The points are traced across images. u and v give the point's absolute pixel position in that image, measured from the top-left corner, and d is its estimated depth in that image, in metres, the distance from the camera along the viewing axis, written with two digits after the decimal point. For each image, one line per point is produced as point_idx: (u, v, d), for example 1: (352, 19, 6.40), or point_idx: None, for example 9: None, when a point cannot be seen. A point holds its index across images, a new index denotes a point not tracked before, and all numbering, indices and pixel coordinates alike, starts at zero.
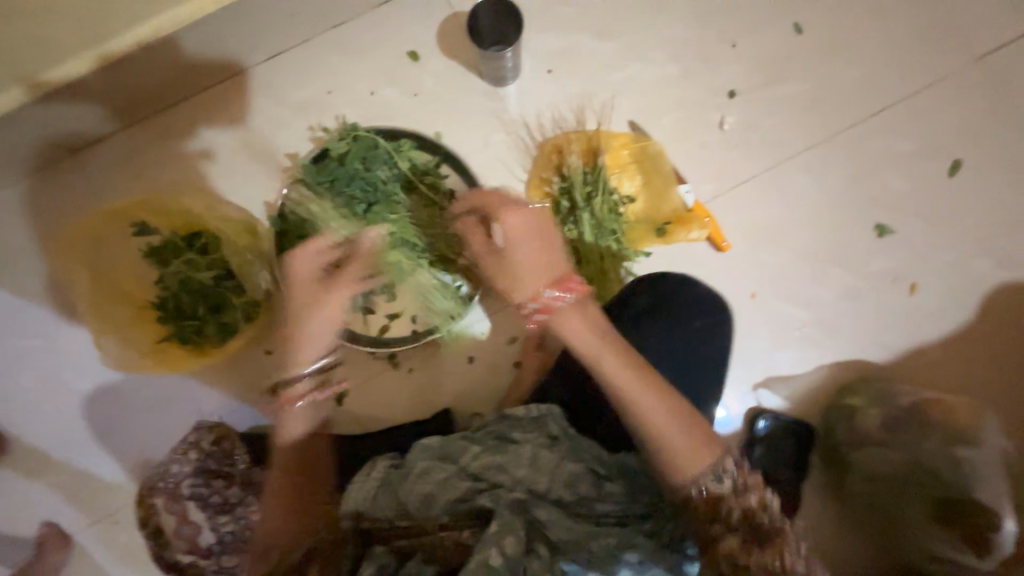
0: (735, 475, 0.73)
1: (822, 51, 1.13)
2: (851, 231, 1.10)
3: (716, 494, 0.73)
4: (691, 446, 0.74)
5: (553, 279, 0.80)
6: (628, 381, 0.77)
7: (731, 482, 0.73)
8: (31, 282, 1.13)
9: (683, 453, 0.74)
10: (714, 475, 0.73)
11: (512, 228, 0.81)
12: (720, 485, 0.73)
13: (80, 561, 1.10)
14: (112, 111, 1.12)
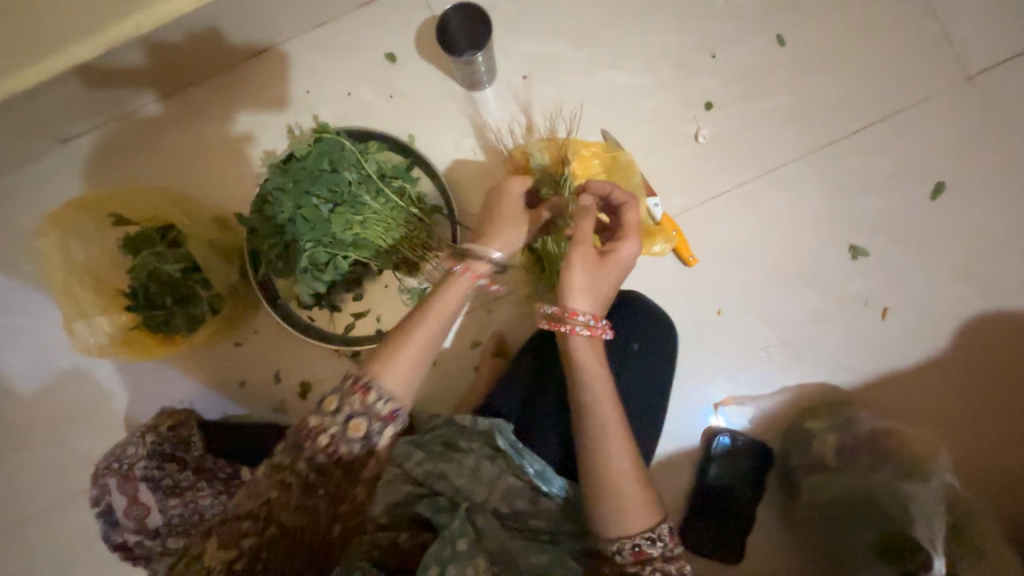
0: (668, 544, 0.73)
1: (803, 65, 1.10)
2: (823, 251, 1.08)
3: (647, 554, 0.72)
4: (642, 501, 0.73)
5: (603, 310, 0.84)
6: (614, 421, 0.76)
7: (663, 548, 0.73)
8: (25, 266, 1.19)
9: (634, 507, 0.73)
10: (651, 539, 0.72)
11: (631, 256, 0.85)
12: (653, 546, 0.72)
13: (59, 531, 1.17)
14: (98, 105, 1.15)
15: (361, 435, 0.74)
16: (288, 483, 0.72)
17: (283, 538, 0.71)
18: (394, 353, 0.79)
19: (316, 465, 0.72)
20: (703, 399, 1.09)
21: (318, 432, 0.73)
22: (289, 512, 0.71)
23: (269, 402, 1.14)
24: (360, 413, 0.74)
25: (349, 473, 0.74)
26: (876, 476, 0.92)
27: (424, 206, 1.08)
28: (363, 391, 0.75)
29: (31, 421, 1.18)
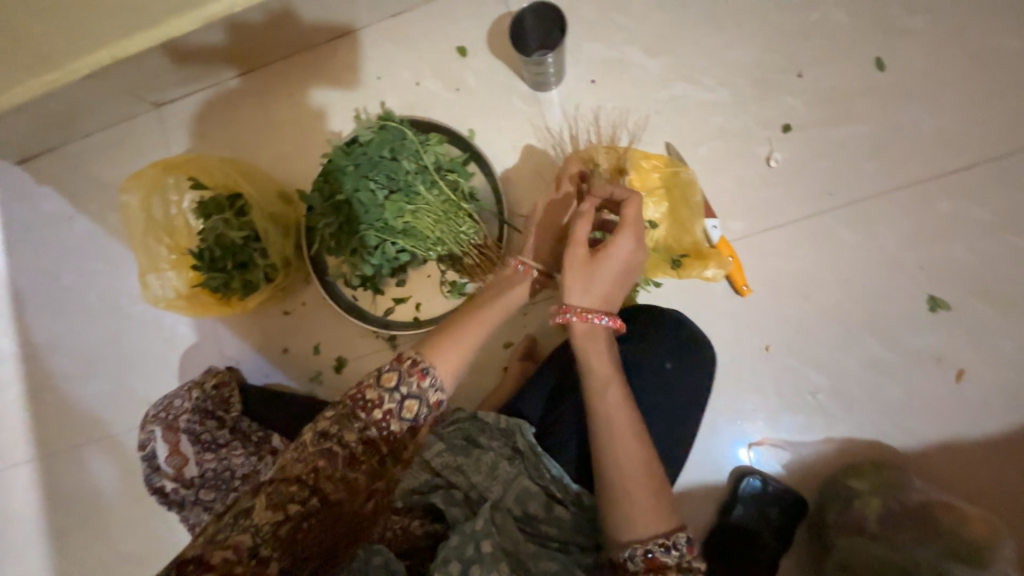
0: (684, 553, 0.69)
1: (903, 93, 1.00)
2: (894, 298, 0.99)
3: (662, 563, 0.68)
4: (654, 505, 0.71)
5: (604, 306, 0.82)
6: (622, 412, 0.75)
7: (678, 558, 0.68)
8: (115, 217, 1.32)
9: (646, 513, 0.71)
10: (666, 546, 0.69)
11: (628, 254, 0.82)
12: (668, 554, 0.68)
13: (114, 458, 1.29)
14: (190, 75, 1.24)
15: (409, 421, 0.76)
16: (338, 453, 0.71)
17: (326, 507, 0.68)
18: (452, 336, 0.84)
19: (368, 437, 0.73)
20: (736, 436, 1.03)
21: (373, 406, 0.75)
22: (334, 478, 0.69)
23: (307, 371, 1.20)
24: (412, 399, 0.77)
25: (391, 454, 0.75)
26: (917, 551, 0.84)
27: (475, 202, 1.08)
28: (421, 377, 0.78)
29: (102, 356, 1.30)
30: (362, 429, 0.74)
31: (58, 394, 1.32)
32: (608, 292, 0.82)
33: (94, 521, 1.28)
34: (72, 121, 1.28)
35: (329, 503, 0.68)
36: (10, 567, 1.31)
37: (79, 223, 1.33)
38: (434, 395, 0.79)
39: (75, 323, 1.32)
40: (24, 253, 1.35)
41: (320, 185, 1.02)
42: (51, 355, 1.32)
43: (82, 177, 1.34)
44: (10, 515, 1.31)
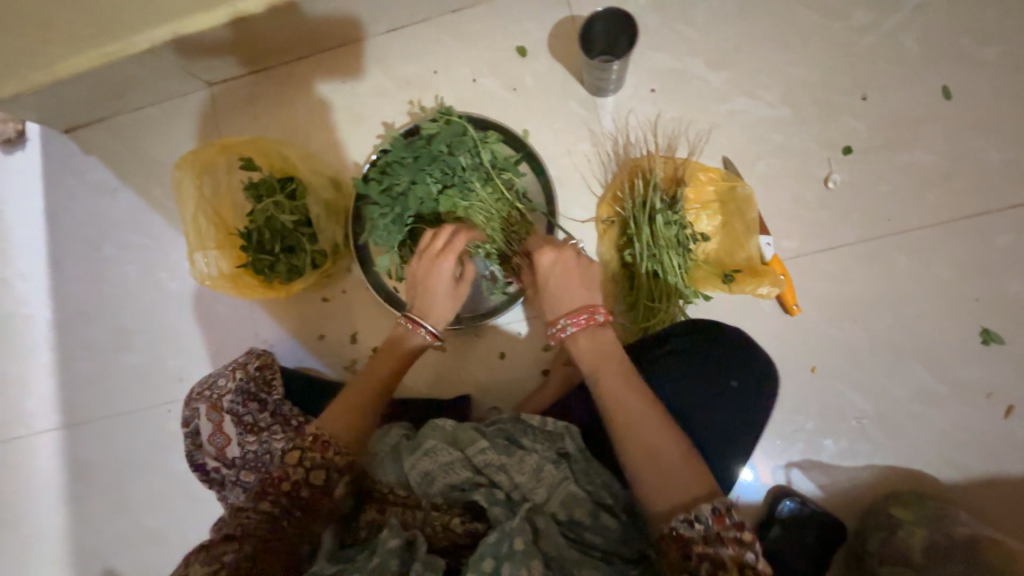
0: (711, 526, 0.66)
1: (968, 123, 1.01)
2: (946, 328, 0.99)
3: (687, 539, 0.67)
4: (677, 483, 0.70)
5: (574, 306, 0.83)
6: (625, 396, 0.75)
7: (704, 531, 0.66)
8: (157, 192, 1.31)
9: (669, 491, 0.69)
10: (689, 520, 0.67)
11: (543, 251, 0.86)
12: (691, 528, 0.67)
13: (136, 435, 1.27)
14: (246, 56, 1.23)
15: (321, 481, 0.81)
16: (255, 516, 0.79)
17: (258, 552, 0.75)
18: (336, 408, 0.87)
19: (282, 500, 0.80)
20: (777, 456, 1.02)
21: (283, 477, 0.80)
22: (256, 533, 0.78)
23: (343, 360, 1.19)
24: (320, 463, 0.81)
25: (310, 509, 0.81)
26: None
27: (527, 202, 1.07)
28: (324, 446, 0.82)
29: (133, 330, 1.29)
30: (277, 496, 0.80)
31: (82, 366, 1.30)
32: (565, 294, 0.84)
33: (118, 496, 1.26)
34: (123, 93, 1.26)
35: (257, 554, 0.75)
36: (26, 538, 1.27)
37: (122, 195, 1.32)
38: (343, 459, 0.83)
39: (107, 296, 1.30)
40: (63, 221, 1.33)
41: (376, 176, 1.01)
42: (79, 326, 1.31)
43: (127, 149, 1.32)
44: (31, 484, 1.28)
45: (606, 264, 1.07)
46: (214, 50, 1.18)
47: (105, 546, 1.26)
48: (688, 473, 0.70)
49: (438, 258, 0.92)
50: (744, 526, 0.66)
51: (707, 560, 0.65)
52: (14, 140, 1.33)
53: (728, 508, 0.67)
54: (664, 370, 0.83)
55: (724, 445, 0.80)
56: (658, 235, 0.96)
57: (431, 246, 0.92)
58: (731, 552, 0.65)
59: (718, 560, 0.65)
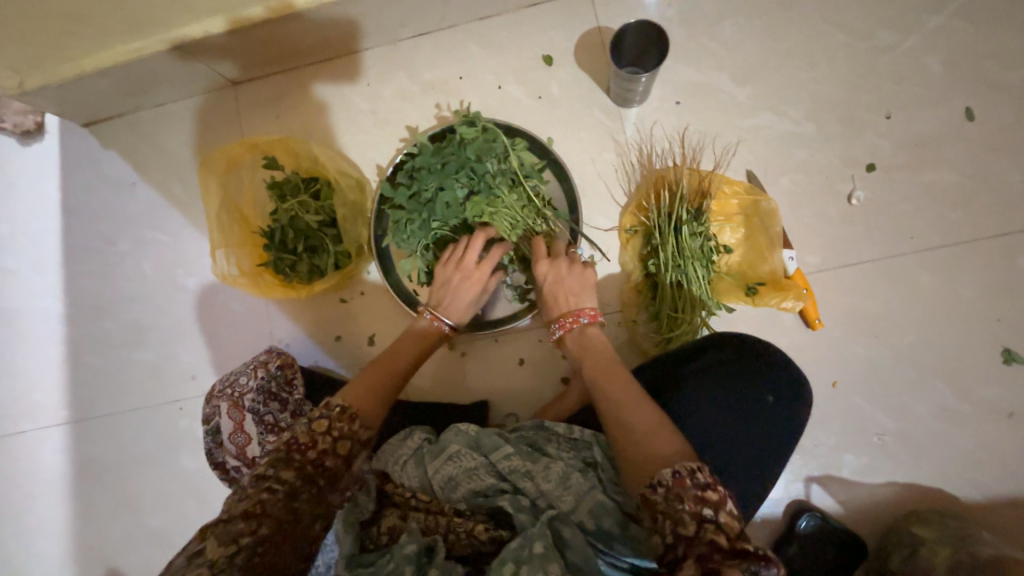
0: (670, 487, 0.62)
1: (989, 146, 1.04)
2: (968, 347, 1.00)
3: (650, 502, 0.63)
4: (648, 450, 0.67)
5: (576, 307, 0.87)
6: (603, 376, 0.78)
7: (665, 492, 0.62)
8: (175, 188, 1.30)
9: (640, 459, 0.67)
10: (651, 484, 0.64)
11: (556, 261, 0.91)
12: (654, 492, 0.63)
13: (145, 433, 1.25)
14: (272, 56, 1.23)
15: (345, 454, 0.73)
16: (277, 489, 0.67)
17: (277, 533, 0.65)
18: (362, 382, 0.82)
19: (305, 473, 0.69)
20: (797, 472, 1.01)
21: (308, 445, 0.71)
22: (275, 511, 0.65)
23: (359, 362, 1.18)
24: (347, 435, 0.74)
25: (331, 484, 0.71)
26: None
27: (551, 209, 1.05)
28: (352, 417, 0.75)
29: (147, 326, 1.28)
30: (299, 467, 0.70)
31: (94, 361, 1.28)
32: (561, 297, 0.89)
33: (123, 496, 1.24)
34: (147, 89, 1.26)
35: (275, 535, 0.64)
36: (27, 535, 1.25)
37: (141, 190, 1.31)
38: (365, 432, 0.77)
39: (122, 291, 1.29)
40: (80, 214, 1.32)
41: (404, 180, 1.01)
42: (91, 320, 1.29)
43: (147, 144, 1.32)
44: (34, 480, 1.26)
45: (628, 273, 1.08)
46: (242, 49, 1.19)
47: (107, 547, 1.23)
48: (653, 439, 0.68)
49: (472, 270, 0.96)
50: (707, 483, 0.61)
51: (668, 521, 0.61)
52: (34, 131, 1.33)
53: (690, 468, 0.63)
54: (693, 380, 0.83)
55: (754, 458, 0.80)
56: (683, 247, 0.97)
57: (465, 258, 0.95)
58: (694, 511, 0.60)
59: (680, 520, 0.60)
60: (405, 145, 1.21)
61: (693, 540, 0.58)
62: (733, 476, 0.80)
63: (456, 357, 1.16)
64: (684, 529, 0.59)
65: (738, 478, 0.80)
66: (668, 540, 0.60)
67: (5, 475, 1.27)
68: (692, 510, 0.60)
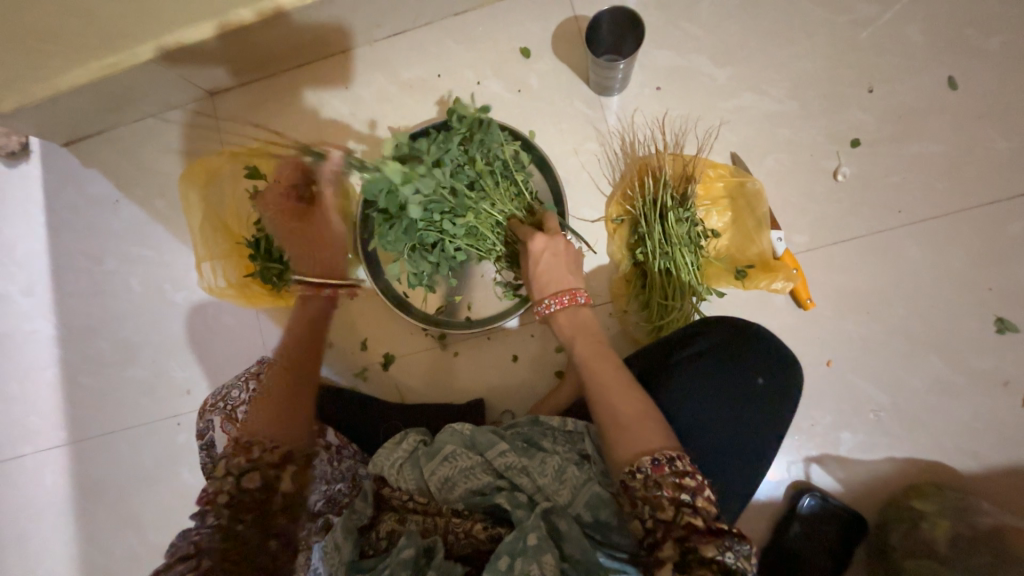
0: (651, 474, 0.66)
1: (973, 114, 1.03)
2: (960, 317, 1.00)
3: (631, 486, 0.67)
4: (630, 438, 0.69)
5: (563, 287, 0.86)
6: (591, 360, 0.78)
7: (644, 479, 0.66)
8: (159, 203, 1.29)
9: (620, 444, 0.70)
10: (631, 471, 0.67)
11: (540, 242, 0.90)
12: (634, 478, 0.67)
13: (146, 449, 1.25)
14: (247, 64, 1.22)
15: (259, 483, 0.77)
16: (205, 531, 0.72)
17: (222, 560, 0.69)
18: (258, 409, 0.85)
19: (226, 513, 0.74)
20: (796, 452, 1.01)
21: (213, 494, 0.76)
22: (212, 545, 0.70)
23: (352, 367, 1.18)
24: (253, 465, 0.78)
25: (264, 510, 0.76)
26: None
27: (538, 203, 1.06)
28: (247, 449, 0.79)
29: (139, 342, 1.27)
30: (219, 511, 0.74)
31: (90, 380, 1.28)
32: (559, 279, 0.87)
33: (126, 512, 1.24)
34: (124, 106, 1.24)
35: (221, 562, 0.69)
36: (35, 556, 1.25)
37: (124, 207, 1.30)
38: (273, 447, 0.80)
39: (112, 307, 1.29)
40: (66, 235, 1.31)
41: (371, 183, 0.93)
42: (85, 339, 1.29)
43: (128, 161, 1.31)
44: (37, 503, 1.26)
45: (617, 263, 1.07)
46: (217, 59, 1.17)
47: (113, 564, 1.24)
48: (636, 434, 0.69)
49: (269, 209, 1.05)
50: (685, 471, 0.65)
51: (648, 506, 0.65)
52: (16, 153, 1.32)
53: (668, 456, 0.66)
54: (684, 367, 0.83)
55: (748, 443, 0.80)
56: (670, 233, 0.96)
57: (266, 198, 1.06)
58: (672, 496, 0.65)
59: (659, 505, 0.65)
60: None
61: (672, 525, 0.64)
62: (728, 458, 0.80)
63: (448, 357, 1.16)
64: (663, 513, 0.64)
65: (734, 461, 0.80)
66: (649, 524, 0.65)
67: (7, 500, 1.27)
68: (670, 496, 0.65)
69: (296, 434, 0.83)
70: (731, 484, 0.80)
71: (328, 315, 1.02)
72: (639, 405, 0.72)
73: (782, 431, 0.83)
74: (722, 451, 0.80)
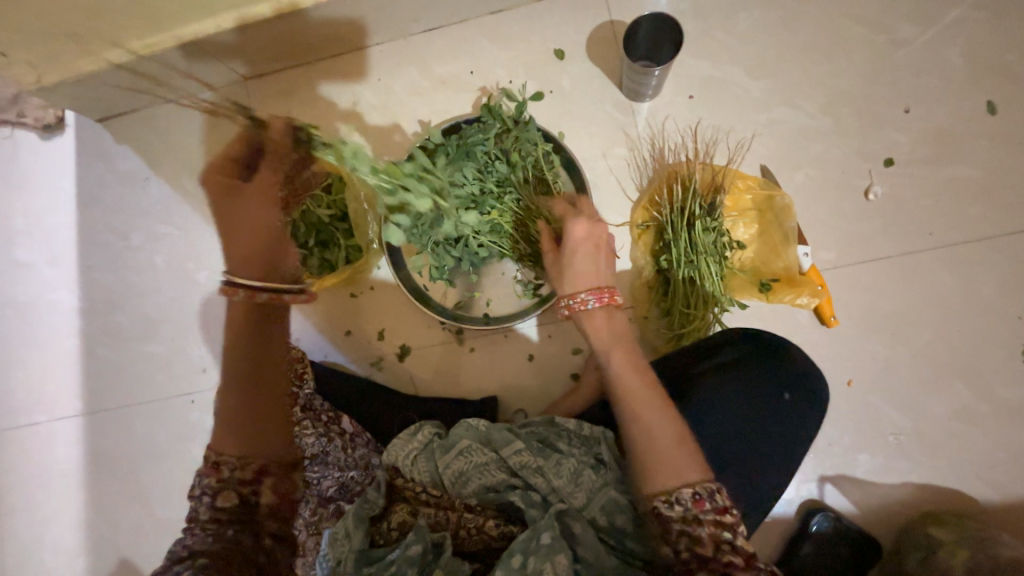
0: (690, 507, 0.67)
1: (1009, 140, 1.02)
2: (987, 344, 0.99)
3: (667, 516, 0.67)
4: (665, 464, 0.69)
5: (596, 283, 0.83)
6: (628, 370, 0.75)
7: (683, 512, 0.67)
8: (188, 183, 1.31)
9: (656, 469, 0.69)
10: (669, 501, 0.67)
11: (579, 233, 0.87)
12: (672, 509, 0.67)
13: (159, 426, 1.26)
14: (283, 51, 1.23)
15: (236, 501, 0.71)
16: (200, 534, 0.70)
17: (216, 559, 0.67)
18: (221, 423, 0.73)
19: (211, 526, 0.70)
20: (811, 470, 1.00)
21: (195, 512, 0.72)
22: (206, 546, 0.69)
23: (368, 357, 1.18)
24: (223, 482, 0.71)
25: (252, 518, 0.72)
26: None
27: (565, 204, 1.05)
28: (215, 470, 0.71)
29: (159, 318, 1.29)
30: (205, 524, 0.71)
31: (108, 354, 1.30)
32: (592, 275, 0.84)
33: (135, 486, 1.25)
34: None
35: (217, 559, 0.67)
36: (43, 525, 1.26)
37: (154, 185, 1.32)
38: (239, 467, 0.71)
39: (134, 283, 1.30)
40: (95, 209, 1.33)
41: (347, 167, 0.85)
42: (106, 313, 1.30)
43: (160, 140, 1.33)
44: (49, 471, 1.28)
45: (640, 269, 1.07)
46: (255, 44, 1.19)
47: (120, 537, 1.24)
48: (678, 469, 0.69)
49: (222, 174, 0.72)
50: (725, 507, 0.66)
51: (686, 538, 0.66)
52: (51, 126, 1.34)
53: (709, 489, 0.67)
54: (706, 376, 0.83)
55: (768, 457, 0.80)
56: (696, 242, 0.96)
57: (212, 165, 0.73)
58: (712, 533, 0.66)
59: (698, 539, 0.66)
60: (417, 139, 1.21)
61: (710, 560, 0.64)
62: (747, 472, 0.79)
63: (464, 352, 1.16)
64: (701, 547, 0.65)
65: (753, 474, 0.79)
66: (683, 555, 0.66)
67: (20, 467, 1.28)
68: (710, 532, 0.66)
69: (263, 447, 0.73)
70: (750, 497, 0.79)
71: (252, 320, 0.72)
72: (678, 430, 0.72)
73: (802, 446, 0.83)
74: (741, 464, 0.79)
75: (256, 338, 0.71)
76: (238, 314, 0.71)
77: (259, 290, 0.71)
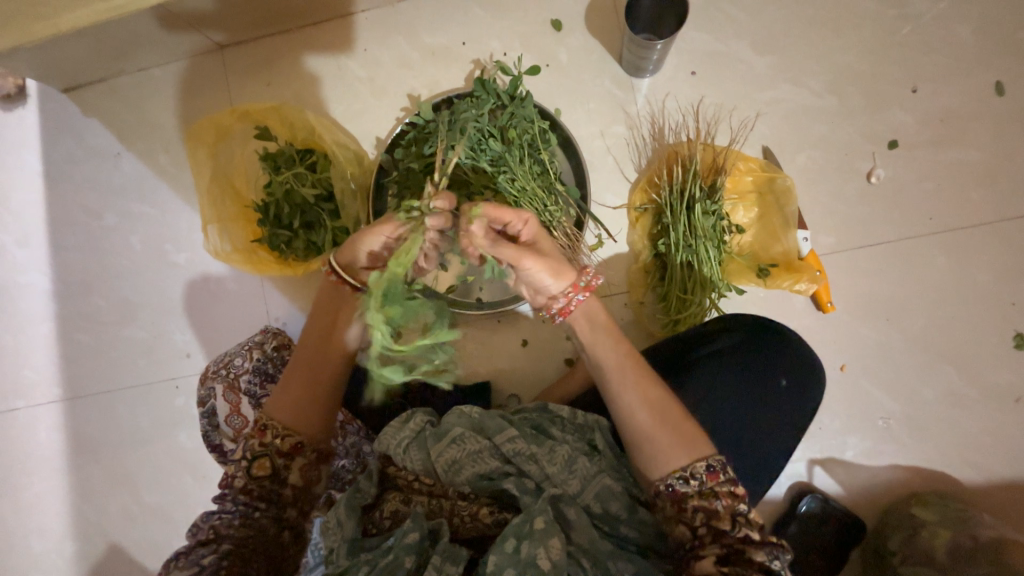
0: (705, 481, 0.69)
1: (1014, 122, 1.00)
2: (980, 330, 0.99)
3: (683, 493, 0.69)
4: (674, 450, 0.70)
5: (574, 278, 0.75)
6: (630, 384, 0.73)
7: (699, 486, 0.69)
8: (163, 159, 1.24)
9: (665, 456, 0.70)
10: (684, 478, 0.69)
11: (538, 220, 0.75)
12: (688, 484, 0.69)
13: (142, 410, 1.23)
14: (261, 19, 1.15)
15: (269, 471, 0.75)
16: (228, 515, 0.73)
17: (242, 548, 0.70)
18: (277, 388, 0.79)
19: (242, 501, 0.73)
20: (799, 454, 1.01)
21: (230, 479, 0.75)
22: (231, 531, 0.72)
23: None
24: (261, 449, 0.75)
25: (276, 505, 0.75)
26: None
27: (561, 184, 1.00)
28: (262, 432, 0.76)
29: (138, 301, 1.24)
30: (235, 497, 0.73)
31: (87, 337, 1.25)
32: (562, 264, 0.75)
33: (120, 471, 1.23)
34: (129, 53, 1.18)
35: (240, 548, 0.70)
36: (26, 510, 1.24)
37: (126, 160, 1.25)
38: (285, 441, 0.76)
39: (110, 264, 1.25)
40: (63, 186, 1.26)
41: (427, 165, 0.96)
42: (82, 295, 1.25)
43: (131, 112, 1.24)
44: (29, 457, 1.25)
45: (637, 253, 1.04)
46: (230, 12, 1.10)
47: (108, 523, 1.23)
48: (695, 455, 0.69)
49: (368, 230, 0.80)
50: (735, 479, 0.69)
51: (702, 514, 0.67)
52: (12, 96, 1.25)
53: (722, 463, 0.69)
54: (703, 365, 0.83)
55: (763, 446, 0.80)
56: (695, 226, 0.93)
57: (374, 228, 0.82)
58: (728, 505, 0.68)
59: (714, 513, 0.67)
60: (406, 115, 1.15)
61: (726, 534, 0.66)
62: (742, 460, 0.80)
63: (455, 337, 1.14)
64: (718, 521, 0.67)
65: (748, 461, 0.80)
66: (700, 530, 0.67)
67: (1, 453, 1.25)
68: (726, 505, 0.68)
69: (306, 427, 0.78)
70: (745, 484, 0.80)
71: (329, 297, 0.82)
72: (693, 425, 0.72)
73: (798, 432, 0.82)
74: (736, 453, 0.80)
75: (332, 317, 0.81)
76: (324, 286, 0.82)
77: (332, 271, 0.80)
